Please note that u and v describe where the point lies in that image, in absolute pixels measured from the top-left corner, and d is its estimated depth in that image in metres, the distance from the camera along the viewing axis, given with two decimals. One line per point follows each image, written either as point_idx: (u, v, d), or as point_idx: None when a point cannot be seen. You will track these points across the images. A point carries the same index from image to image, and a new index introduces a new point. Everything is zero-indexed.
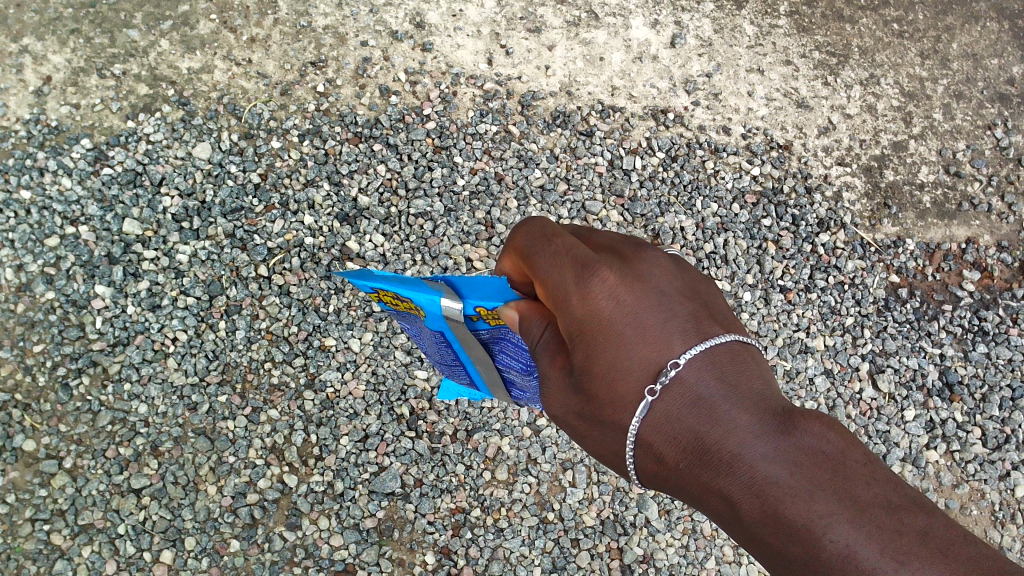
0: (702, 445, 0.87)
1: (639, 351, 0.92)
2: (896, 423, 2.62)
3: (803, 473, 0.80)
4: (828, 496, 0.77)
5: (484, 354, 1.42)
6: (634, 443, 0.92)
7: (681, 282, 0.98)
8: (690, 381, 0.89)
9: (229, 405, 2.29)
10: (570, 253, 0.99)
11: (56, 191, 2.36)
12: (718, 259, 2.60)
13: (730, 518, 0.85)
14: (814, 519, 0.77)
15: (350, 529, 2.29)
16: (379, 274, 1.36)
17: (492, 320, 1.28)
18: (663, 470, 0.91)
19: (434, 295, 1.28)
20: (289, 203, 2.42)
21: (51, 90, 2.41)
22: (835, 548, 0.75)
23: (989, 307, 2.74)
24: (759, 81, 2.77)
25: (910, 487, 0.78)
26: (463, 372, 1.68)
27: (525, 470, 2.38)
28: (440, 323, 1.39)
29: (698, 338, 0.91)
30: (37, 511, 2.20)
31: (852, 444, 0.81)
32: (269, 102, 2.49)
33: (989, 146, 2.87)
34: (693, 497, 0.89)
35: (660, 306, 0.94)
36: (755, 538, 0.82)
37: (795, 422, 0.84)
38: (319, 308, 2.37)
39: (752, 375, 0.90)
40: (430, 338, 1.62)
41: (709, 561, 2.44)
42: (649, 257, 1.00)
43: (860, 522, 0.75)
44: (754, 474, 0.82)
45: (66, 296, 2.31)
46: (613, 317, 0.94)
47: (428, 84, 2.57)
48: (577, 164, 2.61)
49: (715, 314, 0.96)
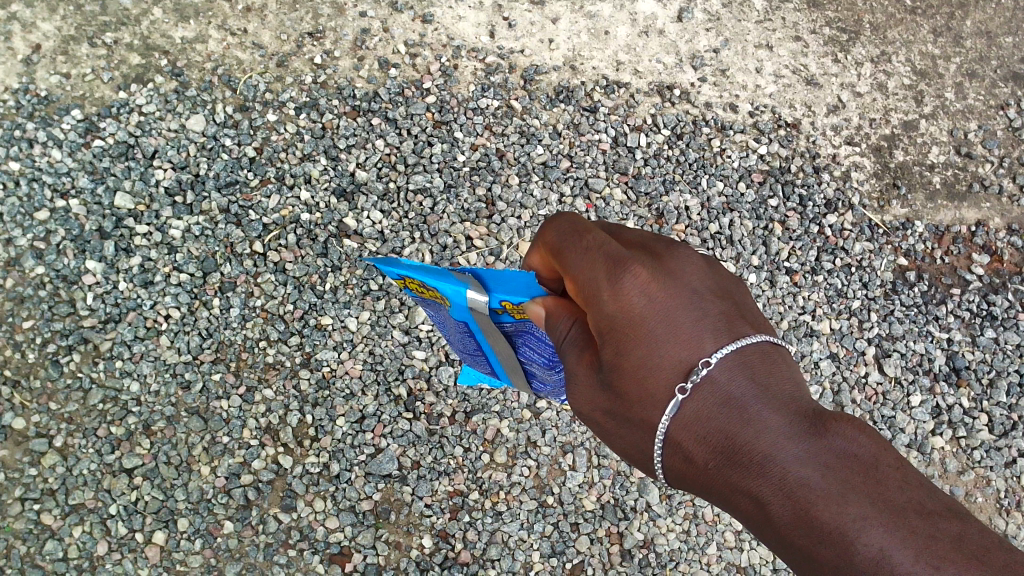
0: (732, 445, 0.84)
1: (670, 349, 0.88)
2: (902, 409, 2.58)
3: (834, 474, 0.76)
4: (860, 498, 0.74)
5: (508, 348, 1.40)
6: (662, 442, 0.89)
7: (713, 281, 0.94)
8: (720, 380, 0.86)
9: (223, 384, 2.25)
10: (603, 250, 0.94)
11: (46, 163, 2.29)
12: (724, 239, 2.55)
13: (759, 522, 0.81)
14: (846, 521, 0.73)
15: (346, 511, 2.25)
16: (405, 263, 1.37)
17: (516, 315, 1.25)
18: (691, 471, 0.88)
19: (460, 286, 1.26)
20: (285, 178, 2.36)
21: (40, 59, 2.33)
22: (868, 552, 0.71)
23: (999, 292, 2.69)
24: (768, 58, 2.70)
25: (945, 494, 0.74)
26: (484, 362, 1.65)
27: (525, 453, 2.34)
28: (464, 315, 1.36)
29: (731, 338, 0.88)
30: (27, 490, 2.16)
31: (885, 449, 0.77)
32: (265, 73, 2.42)
33: (1002, 126, 2.81)
34: (721, 500, 0.86)
35: (693, 305, 0.90)
36: (784, 542, 0.78)
37: (827, 424, 0.80)
38: (315, 286, 2.32)
39: (784, 377, 0.87)
40: (453, 328, 1.57)
41: (710, 547, 2.41)
42: (680, 255, 0.96)
43: (893, 525, 0.71)
44: (785, 475, 0.79)
45: (56, 271, 2.25)
46: (645, 314, 0.89)
47: (429, 56, 2.51)
48: (581, 140, 2.54)
49: (746, 313, 0.93)
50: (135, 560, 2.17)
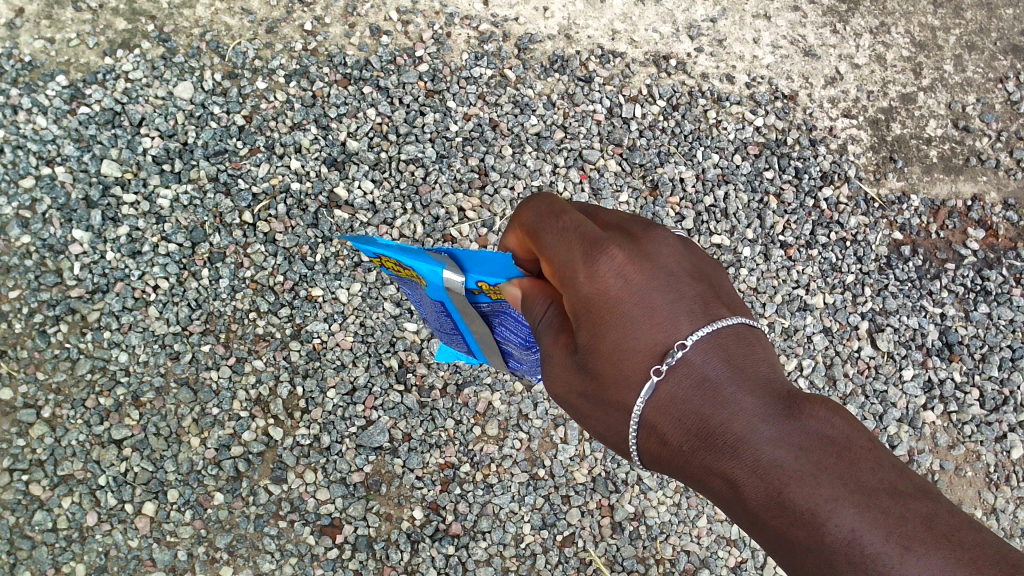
0: (707, 427, 0.84)
1: (646, 332, 0.88)
2: (894, 383, 2.57)
3: (807, 456, 0.77)
4: (833, 480, 0.74)
5: (485, 328, 1.39)
6: (638, 424, 0.90)
7: (690, 263, 0.94)
8: (696, 363, 0.86)
9: (213, 354, 2.23)
10: (579, 230, 0.94)
11: (30, 130, 2.25)
12: (719, 212, 2.52)
13: (732, 502, 0.81)
14: (819, 502, 0.73)
15: (337, 483, 2.24)
16: (382, 241, 1.31)
17: (493, 295, 1.24)
18: (666, 453, 0.88)
19: (436, 267, 1.24)
20: (275, 147, 2.33)
21: (23, 23, 2.29)
22: (839, 533, 0.72)
23: (993, 267, 2.68)
24: (765, 28, 2.67)
25: (915, 474, 0.75)
26: (460, 340, 1.63)
27: (516, 426, 2.34)
28: (441, 294, 1.34)
29: (707, 320, 0.88)
30: (15, 461, 2.15)
31: (858, 431, 0.78)
32: (254, 40, 2.39)
33: (1000, 100, 2.79)
34: (695, 480, 0.86)
35: (668, 286, 0.90)
36: (758, 523, 0.79)
37: (801, 406, 0.81)
38: (306, 257, 2.30)
39: (759, 358, 0.87)
40: (430, 307, 1.55)
41: (701, 520, 2.41)
42: (658, 236, 0.96)
43: (865, 506, 0.72)
44: (759, 458, 0.79)
45: (42, 240, 2.22)
46: (620, 296, 0.90)
47: (421, 24, 2.47)
48: (576, 111, 2.51)
49: (723, 295, 0.92)
50: (124, 531, 2.16)
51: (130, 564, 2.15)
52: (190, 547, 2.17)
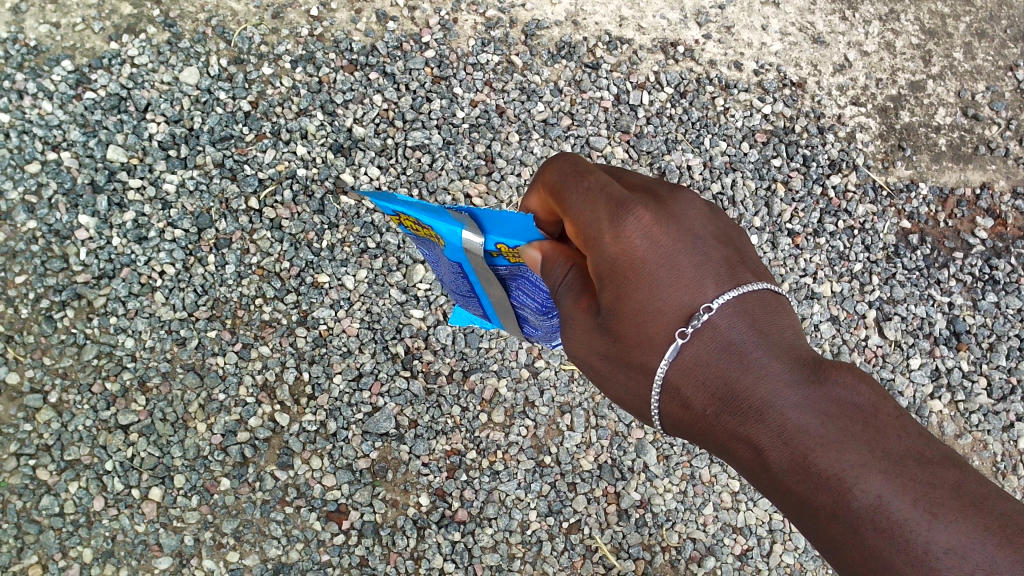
0: (731, 392, 0.85)
1: (671, 294, 0.89)
2: (901, 371, 2.56)
3: (833, 422, 0.77)
4: (860, 446, 0.75)
5: (502, 291, 1.38)
6: (661, 387, 0.90)
7: (716, 227, 0.95)
8: (721, 326, 0.87)
9: (219, 340, 2.23)
10: (605, 191, 0.95)
11: (36, 115, 2.24)
12: (726, 200, 2.51)
13: (756, 467, 0.82)
14: (845, 468, 0.74)
15: (343, 469, 2.24)
16: (402, 198, 1.30)
17: (512, 258, 1.23)
18: (689, 417, 0.89)
19: (456, 226, 1.21)
20: (281, 133, 2.32)
21: (29, 7, 2.28)
22: (866, 498, 0.72)
23: (1001, 256, 2.66)
24: (774, 14, 2.65)
25: (942, 442, 0.76)
26: (476, 303, 1.63)
27: (522, 413, 2.33)
28: (458, 255, 1.33)
29: (733, 285, 0.89)
30: (22, 445, 2.15)
31: (883, 398, 0.79)
32: (260, 25, 2.37)
33: (1010, 88, 2.77)
34: (717, 446, 0.87)
35: (695, 249, 0.91)
36: (781, 488, 0.80)
37: (826, 372, 0.82)
38: (312, 243, 2.29)
39: (784, 324, 0.88)
40: (447, 268, 1.55)
41: (707, 507, 2.41)
42: (684, 199, 0.96)
43: (893, 473, 0.72)
44: (784, 422, 0.80)
45: (48, 226, 2.21)
46: (646, 258, 0.90)
47: (427, 9, 2.46)
48: (583, 97, 2.50)
49: (748, 261, 0.93)
50: (131, 516, 2.16)
51: (137, 548, 2.15)
52: (197, 532, 2.17)
